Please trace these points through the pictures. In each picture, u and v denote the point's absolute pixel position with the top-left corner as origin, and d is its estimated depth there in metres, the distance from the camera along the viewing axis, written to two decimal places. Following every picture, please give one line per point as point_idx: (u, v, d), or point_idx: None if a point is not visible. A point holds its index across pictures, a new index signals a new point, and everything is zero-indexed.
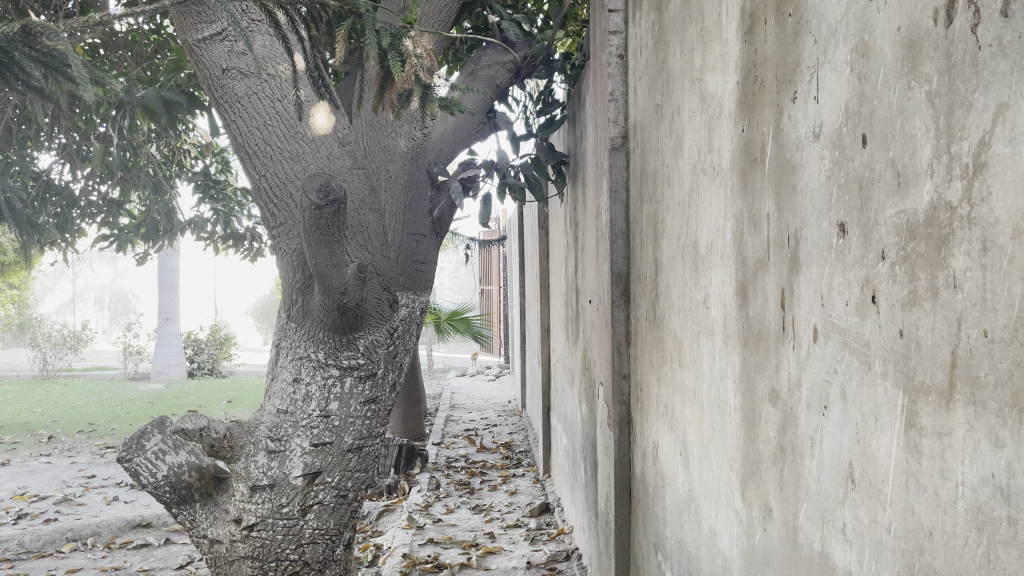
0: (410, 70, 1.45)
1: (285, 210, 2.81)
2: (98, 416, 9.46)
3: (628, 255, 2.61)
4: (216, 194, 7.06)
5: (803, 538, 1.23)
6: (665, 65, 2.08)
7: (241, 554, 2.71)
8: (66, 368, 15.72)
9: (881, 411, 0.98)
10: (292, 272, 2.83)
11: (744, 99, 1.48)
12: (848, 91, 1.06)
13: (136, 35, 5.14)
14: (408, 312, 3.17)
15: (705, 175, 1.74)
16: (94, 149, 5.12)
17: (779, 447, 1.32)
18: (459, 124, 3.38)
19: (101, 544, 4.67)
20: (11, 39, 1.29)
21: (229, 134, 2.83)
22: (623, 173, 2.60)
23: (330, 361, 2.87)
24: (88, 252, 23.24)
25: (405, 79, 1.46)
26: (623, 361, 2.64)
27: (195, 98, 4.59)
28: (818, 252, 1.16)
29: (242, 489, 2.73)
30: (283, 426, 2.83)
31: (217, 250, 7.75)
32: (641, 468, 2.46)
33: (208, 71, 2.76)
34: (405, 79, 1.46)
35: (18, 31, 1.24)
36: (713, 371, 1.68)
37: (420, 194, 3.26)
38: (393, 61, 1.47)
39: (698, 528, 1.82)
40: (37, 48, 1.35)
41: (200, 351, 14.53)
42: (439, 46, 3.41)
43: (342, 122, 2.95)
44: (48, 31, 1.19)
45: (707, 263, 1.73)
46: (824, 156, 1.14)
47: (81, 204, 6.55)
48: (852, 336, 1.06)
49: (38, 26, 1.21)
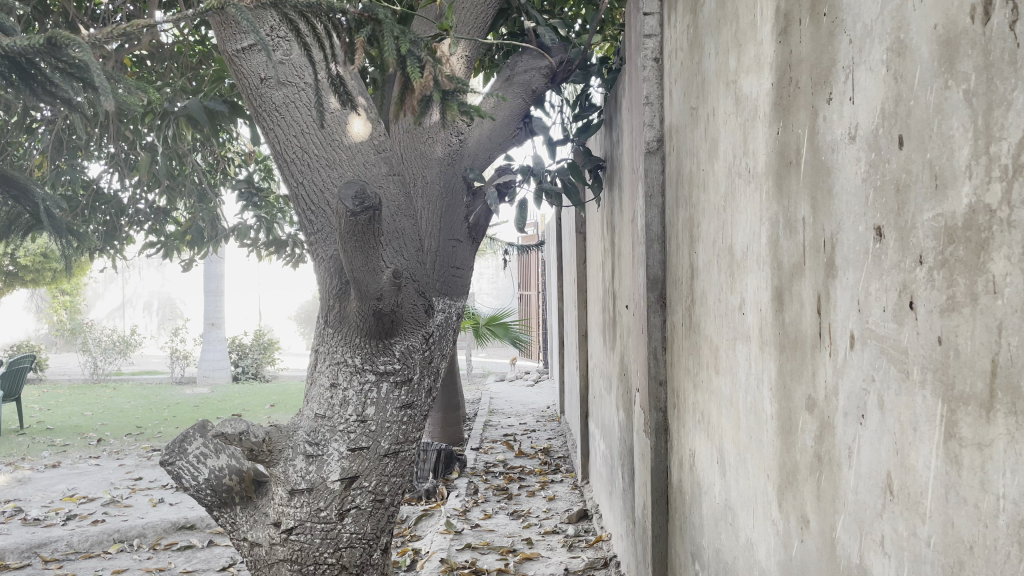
0: (429, 76, 1.55)
1: (322, 217, 2.83)
2: (147, 419, 9.69)
3: (664, 260, 2.57)
4: (260, 202, 7.15)
5: (841, 549, 1.20)
6: (700, 69, 2.06)
7: (279, 557, 2.73)
8: (116, 372, 16.07)
9: (919, 420, 0.95)
10: (329, 277, 2.85)
11: (779, 101, 1.45)
12: (884, 91, 1.04)
13: (181, 45, 5.21)
14: (444, 318, 3.17)
15: (740, 178, 1.71)
16: (142, 158, 5.25)
17: (816, 456, 1.29)
18: (493, 131, 3.43)
19: (147, 545, 4.78)
20: (37, 48, 1.32)
21: (269, 143, 2.86)
22: (658, 177, 2.58)
23: (367, 366, 2.88)
24: (137, 258, 23.74)
25: (424, 85, 1.54)
26: (659, 367, 2.60)
27: (236, 107, 4.68)
28: (854, 257, 1.13)
29: (281, 492, 2.76)
30: (321, 431, 2.86)
31: (259, 256, 7.81)
32: (677, 476, 2.44)
33: (247, 80, 2.79)
34: (424, 86, 1.53)
35: (44, 41, 1.27)
36: (749, 378, 1.65)
37: (455, 200, 3.27)
38: (412, 68, 1.55)
39: (735, 537, 1.79)
40: (63, 58, 1.38)
41: (244, 355, 14.76)
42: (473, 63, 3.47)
43: (378, 129, 2.95)
44: (72, 41, 1.22)
45: (742, 269, 1.70)
46: (859, 158, 1.11)
47: (129, 212, 6.66)
48: (889, 343, 1.03)
49: (61, 36, 1.24)
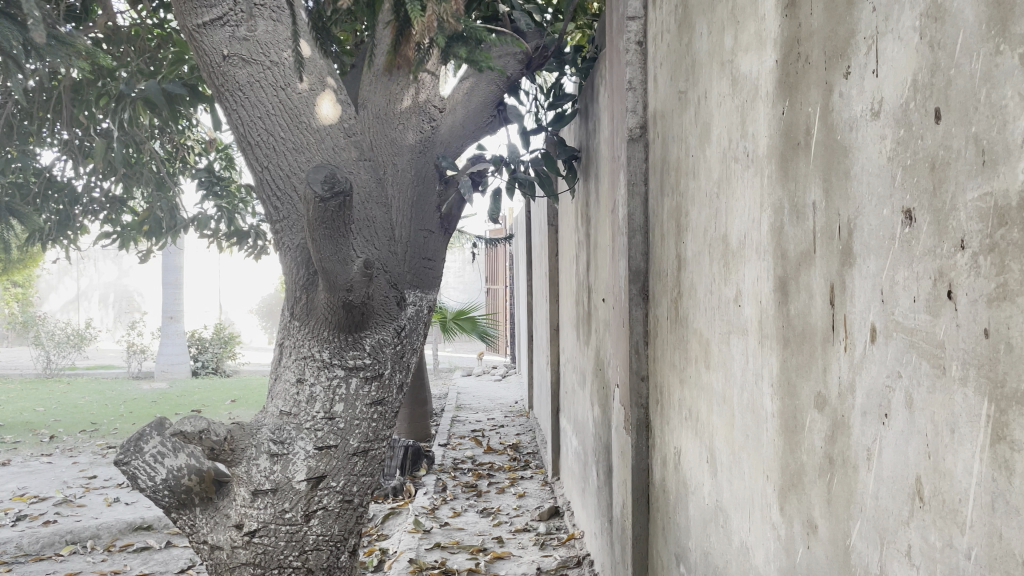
0: (431, 16, 1.47)
1: (288, 204, 2.69)
2: (102, 415, 9.39)
3: (647, 251, 2.48)
4: (221, 191, 6.94)
5: (857, 558, 1.12)
6: (690, 50, 1.97)
7: (242, 560, 2.62)
8: (71, 366, 15.63)
9: (959, 421, 0.87)
10: (295, 267, 2.72)
11: (784, 79, 1.36)
12: (916, 62, 0.95)
13: (138, 28, 4.98)
14: (415, 311, 3.05)
15: (736, 163, 1.62)
16: (96, 144, 5.04)
17: (826, 458, 1.21)
18: (467, 118, 3.32)
19: (101, 547, 4.58)
20: None
21: (231, 125, 2.71)
22: (641, 165, 2.49)
23: (335, 361, 2.76)
24: (92, 249, 23.12)
25: (425, 27, 1.48)
26: (641, 362, 2.52)
27: (197, 91, 4.49)
28: (876, 243, 1.04)
29: (243, 493, 2.63)
30: (286, 428, 2.72)
31: (221, 247, 7.58)
32: (660, 475, 2.35)
33: (208, 58, 2.64)
34: (426, 27, 1.47)
35: None
36: (745, 374, 1.57)
37: (426, 189, 3.14)
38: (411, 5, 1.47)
39: (727, 541, 1.71)
40: None
41: (204, 349, 14.42)
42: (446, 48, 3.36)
43: (347, 112, 2.83)
44: None
45: (738, 259, 1.61)
46: (885, 135, 1.02)
47: (83, 201, 6.41)
48: (920, 336, 0.94)
49: None
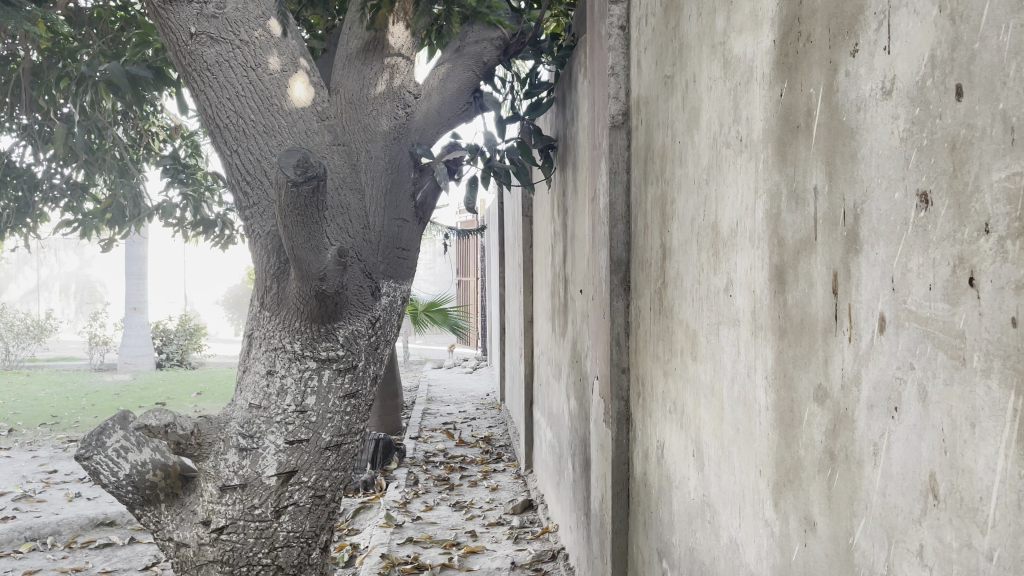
0: None
1: (259, 189, 2.60)
2: (63, 408, 9.16)
3: (628, 241, 2.43)
4: (186, 178, 6.78)
5: (860, 557, 1.07)
6: (677, 34, 1.92)
7: (209, 558, 2.54)
8: (30, 358, 15.25)
9: (980, 416, 0.82)
10: (266, 255, 2.63)
11: (782, 61, 1.31)
12: (934, 37, 0.90)
13: (101, 9, 4.82)
14: (390, 301, 2.97)
15: (727, 148, 1.57)
16: (57, 128, 4.88)
17: (826, 454, 1.16)
18: (443, 103, 3.24)
19: (62, 544, 4.45)
20: None
21: (199, 107, 2.61)
22: (624, 153, 2.44)
23: (307, 352, 2.67)
24: (52, 238, 22.58)
25: None
26: (622, 354, 2.47)
27: (162, 74, 4.36)
28: (887, 228, 0.99)
29: (211, 489, 2.55)
30: (255, 422, 2.63)
31: (186, 236, 7.41)
32: (641, 469, 2.31)
33: (175, 36, 2.54)
34: None
35: None
36: (736, 366, 1.52)
37: (401, 177, 3.06)
38: None
39: (714, 537, 1.66)
40: None
41: (169, 341, 14.15)
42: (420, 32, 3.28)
43: (320, 95, 2.74)
44: None
45: (729, 248, 1.57)
46: (897, 116, 0.97)
47: (42, 187, 6.22)
48: (936, 326, 0.90)
49: None
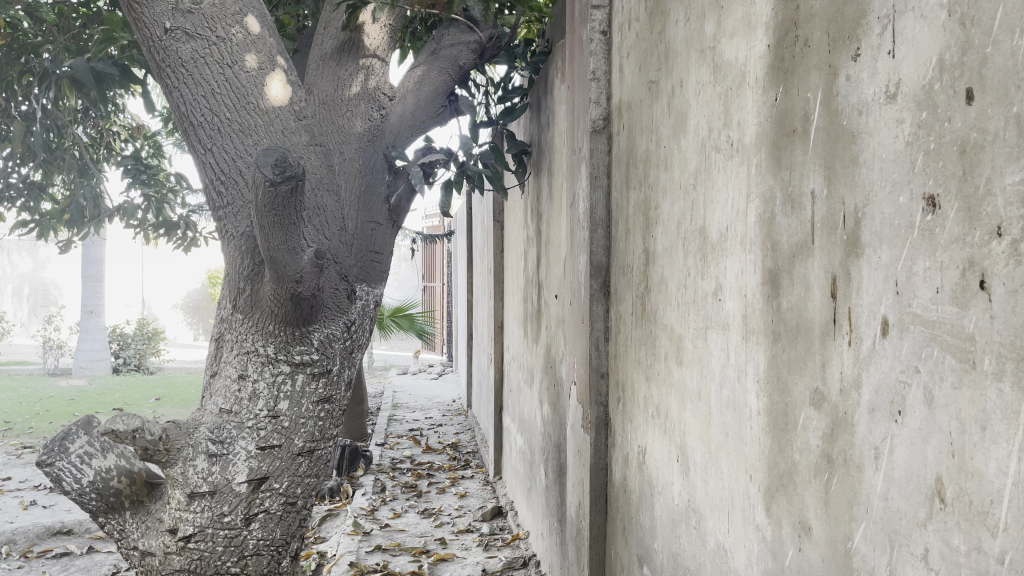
0: None
1: (233, 189, 2.55)
2: (15, 414, 8.88)
3: (609, 245, 2.43)
4: (148, 179, 6.64)
5: (859, 561, 1.07)
6: (663, 39, 1.92)
7: (176, 567, 2.48)
8: None
9: (992, 418, 0.82)
10: (240, 257, 2.57)
11: (778, 65, 1.31)
12: (941, 42, 0.91)
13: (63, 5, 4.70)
14: (364, 305, 2.93)
15: (717, 152, 1.58)
16: (15, 126, 4.73)
17: (823, 458, 1.16)
18: (418, 106, 3.21)
19: (17, 553, 4.30)
20: None
21: (171, 104, 2.55)
22: (604, 158, 2.44)
23: (281, 356, 2.61)
24: (5, 239, 21.99)
25: None
26: (601, 358, 2.46)
27: (128, 71, 4.25)
28: (890, 232, 1.00)
29: (178, 496, 2.48)
30: (225, 427, 2.57)
31: (147, 238, 7.25)
32: (620, 475, 2.30)
33: (148, 31, 2.48)
34: None
35: None
36: (726, 371, 1.52)
37: (376, 179, 3.02)
38: None
39: (700, 543, 1.66)
40: None
41: (126, 346, 13.84)
42: (394, 34, 3.25)
43: (297, 95, 2.70)
44: None
45: (718, 252, 1.57)
46: (902, 119, 0.97)
47: None
48: (944, 329, 0.90)
49: None
